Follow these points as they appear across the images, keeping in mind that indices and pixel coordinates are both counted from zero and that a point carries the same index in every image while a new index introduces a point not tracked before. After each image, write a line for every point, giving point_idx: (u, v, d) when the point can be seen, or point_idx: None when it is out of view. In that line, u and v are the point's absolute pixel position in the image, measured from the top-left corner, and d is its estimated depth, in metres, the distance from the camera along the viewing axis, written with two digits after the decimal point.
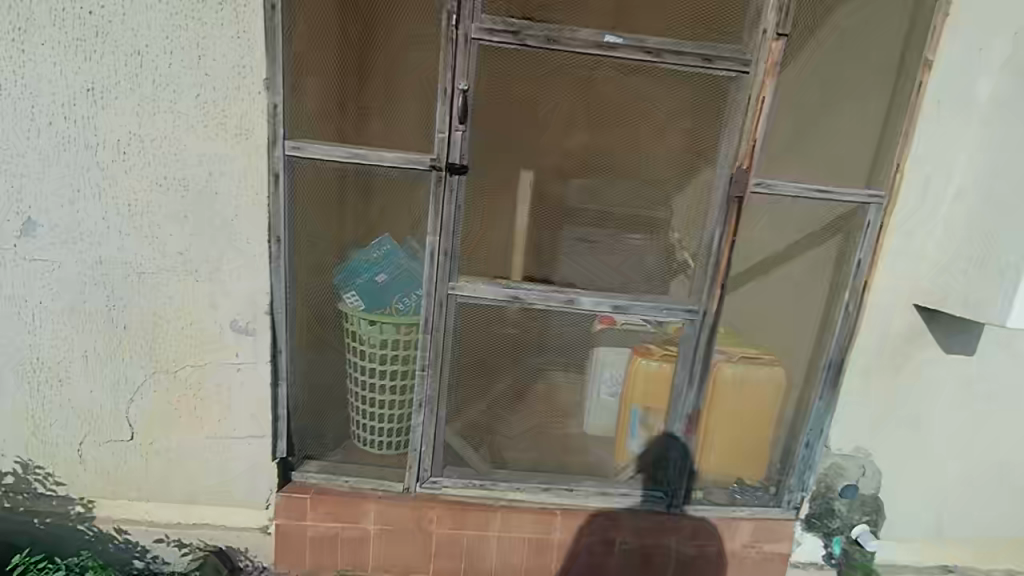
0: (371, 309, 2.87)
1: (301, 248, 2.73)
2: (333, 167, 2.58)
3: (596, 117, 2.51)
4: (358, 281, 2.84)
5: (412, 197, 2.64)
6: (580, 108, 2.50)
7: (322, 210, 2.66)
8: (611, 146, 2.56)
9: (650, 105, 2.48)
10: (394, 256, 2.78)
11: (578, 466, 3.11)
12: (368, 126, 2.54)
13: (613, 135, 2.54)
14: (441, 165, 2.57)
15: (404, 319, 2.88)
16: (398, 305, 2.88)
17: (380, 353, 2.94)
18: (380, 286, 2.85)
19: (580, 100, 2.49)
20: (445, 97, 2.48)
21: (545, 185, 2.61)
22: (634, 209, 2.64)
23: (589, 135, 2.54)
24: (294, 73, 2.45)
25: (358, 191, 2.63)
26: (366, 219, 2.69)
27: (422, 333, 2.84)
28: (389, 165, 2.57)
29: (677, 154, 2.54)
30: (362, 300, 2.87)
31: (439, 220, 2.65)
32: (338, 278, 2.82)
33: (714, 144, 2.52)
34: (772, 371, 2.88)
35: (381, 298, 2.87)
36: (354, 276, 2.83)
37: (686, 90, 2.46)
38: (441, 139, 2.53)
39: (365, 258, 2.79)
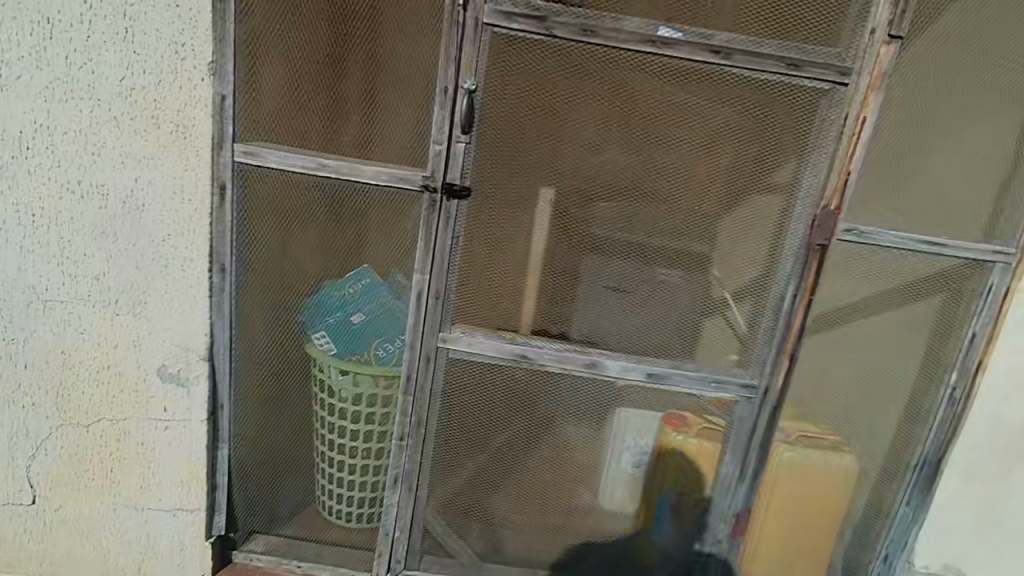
0: (344, 355, 2.31)
1: (252, 279, 2.14)
2: (297, 181, 2.01)
3: (638, 136, 1.95)
4: (329, 321, 2.28)
5: (397, 224, 2.06)
6: (617, 123, 1.94)
7: (282, 233, 2.09)
8: (655, 173, 1.98)
9: (714, 121, 1.91)
10: (374, 292, 2.19)
11: (588, 566, 2.49)
12: (343, 131, 1.97)
13: (658, 159, 1.97)
14: (436, 185, 1.99)
15: (383, 370, 2.33)
16: (378, 350, 2.33)
17: (353, 409, 2.37)
18: (357, 328, 2.30)
19: (618, 114, 1.93)
20: (445, 98, 1.91)
21: (568, 218, 2.04)
22: (682, 254, 2.06)
23: (627, 157, 1.97)
24: (247, 55, 1.89)
25: (328, 211, 2.05)
26: (338, 248, 2.11)
27: (404, 391, 2.24)
28: (368, 182, 1.99)
29: (739, 188, 1.97)
30: (334, 344, 2.31)
31: (430, 255, 2.07)
32: (301, 316, 2.24)
33: (793, 176, 1.95)
34: (842, 460, 2.28)
35: (357, 343, 2.32)
36: (322, 315, 2.26)
37: (763, 102, 1.89)
38: (438, 152, 1.96)
39: (338, 293, 2.21)
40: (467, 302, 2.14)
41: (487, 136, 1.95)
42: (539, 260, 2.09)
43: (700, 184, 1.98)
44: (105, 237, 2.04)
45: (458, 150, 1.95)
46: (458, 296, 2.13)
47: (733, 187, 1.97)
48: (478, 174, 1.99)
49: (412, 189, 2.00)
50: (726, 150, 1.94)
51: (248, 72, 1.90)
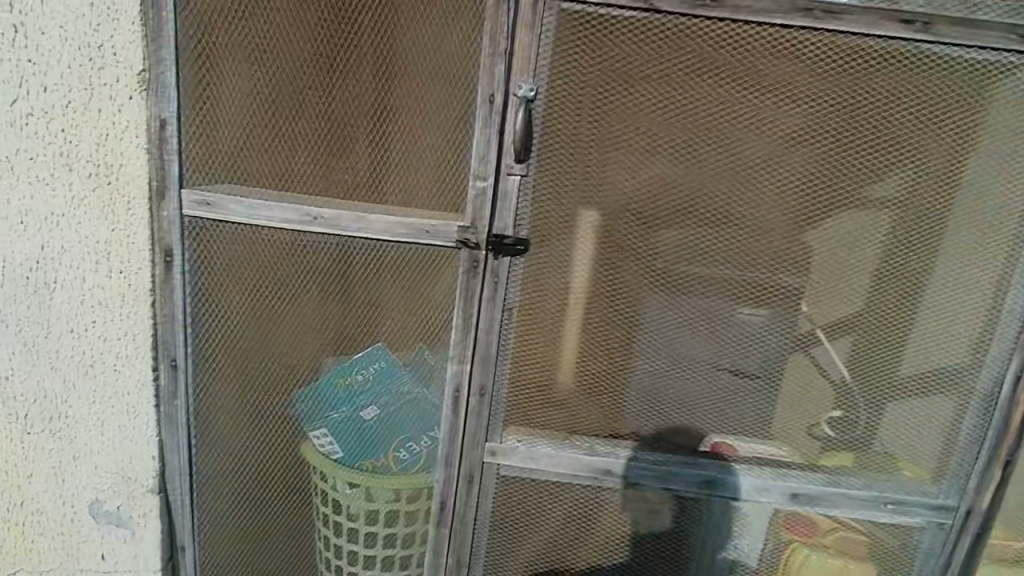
0: (354, 463, 1.57)
1: (219, 375, 1.49)
2: (277, 239, 1.36)
3: (776, 156, 1.32)
4: (332, 417, 1.56)
5: (422, 293, 1.43)
6: (747, 137, 1.31)
7: (257, 309, 1.43)
8: (800, 209, 1.35)
9: (881, 123, 1.30)
10: (393, 377, 1.53)
11: None
12: (342, 165, 1.34)
13: (806, 188, 1.34)
14: (478, 237, 1.37)
15: (412, 483, 1.58)
16: (398, 451, 1.58)
17: (368, 538, 1.62)
18: (371, 427, 1.56)
19: (748, 124, 1.31)
20: (491, 109, 1.29)
21: (670, 278, 1.41)
22: (845, 324, 1.41)
23: (761, 187, 1.34)
24: (195, 57, 1.27)
25: (323, 278, 1.40)
26: (339, 329, 1.47)
27: (439, 513, 1.59)
28: (381, 236, 1.36)
29: (916, 229, 1.36)
30: (340, 447, 1.58)
31: (471, 337, 1.45)
32: (295, 411, 1.54)
33: (1002, 200, 1.33)
34: None
35: (373, 446, 1.58)
36: (323, 408, 1.55)
37: (955, 91, 1.28)
38: (482, 191, 1.34)
39: (343, 381, 1.53)
40: (524, 397, 1.51)
41: (552, 165, 1.33)
42: (631, 338, 1.44)
43: (867, 223, 1.35)
44: (4, 327, 1.42)
45: (510, 185, 1.34)
46: (510, 390, 1.51)
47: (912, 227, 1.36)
48: (539, 219, 1.36)
49: (445, 244, 1.37)
50: (906, 173, 1.33)
51: (198, 82, 1.28)
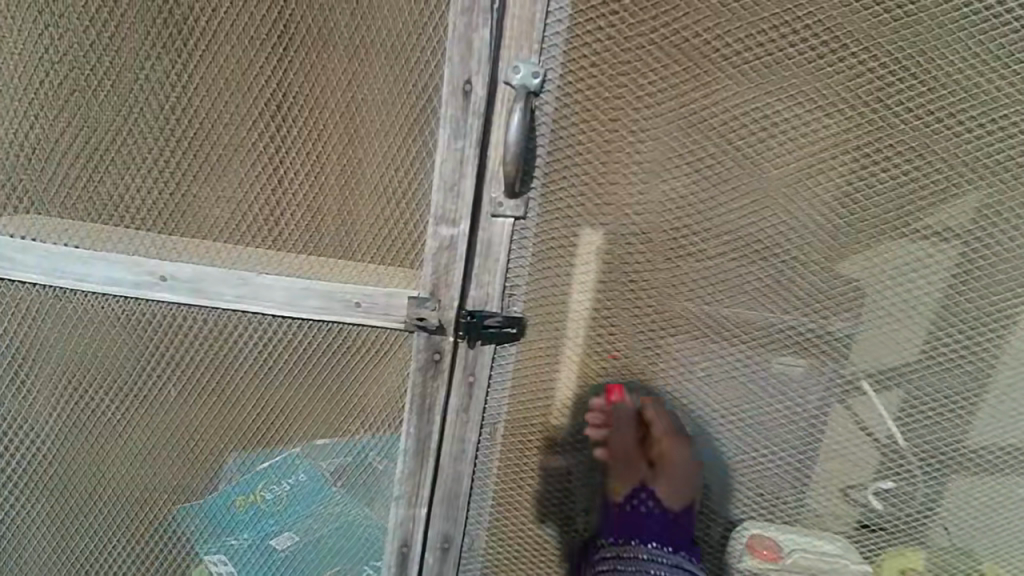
0: None
1: (24, 513, 0.94)
2: (104, 311, 0.81)
3: (943, 203, 0.78)
4: (228, 544, 0.98)
5: (351, 394, 0.89)
6: (895, 170, 0.78)
7: (81, 416, 0.88)
8: (981, 289, 0.81)
9: None
10: (323, 496, 0.95)
11: None
12: (209, 193, 0.78)
13: (994, 255, 0.80)
14: (442, 314, 0.83)
15: None
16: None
17: None
18: (291, 556, 0.99)
19: (898, 148, 0.77)
20: (465, 104, 0.76)
21: (752, 386, 0.88)
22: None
23: (924, 251, 0.80)
24: None
25: (188, 370, 0.86)
26: (216, 450, 0.92)
27: None
28: (278, 310, 0.82)
29: None
30: None
31: (429, 467, 0.92)
32: (184, 528, 0.96)
33: None
34: None
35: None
36: (222, 529, 0.96)
37: None
38: (452, 241, 0.80)
39: (244, 498, 0.94)
40: (510, 555, 0.98)
41: (565, 204, 0.80)
42: (678, 472, 0.92)
43: None
44: None
45: (496, 233, 0.81)
46: (489, 545, 0.97)
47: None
48: (545, 288, 0.84)
49: (386, 324, 0.84)
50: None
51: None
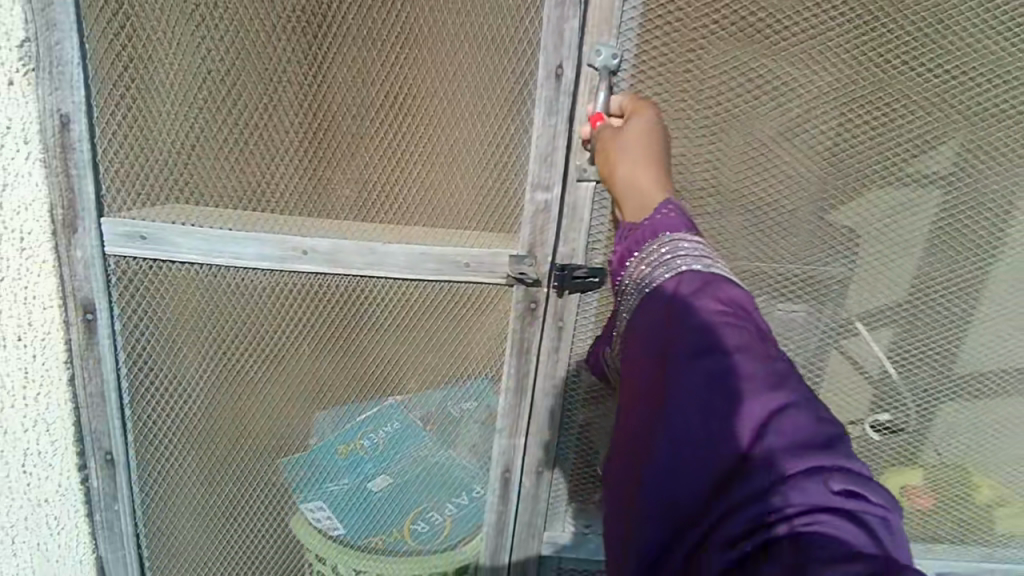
0: (360, 538, 1.16)
1: (175, 466, 1.07)
2: (252, 283, 0.94)
3: (959, 148, 0.94)
4: (328, 490, 1.14)
5: (456, 342, 1.04)
6: (919, 121, 0.93)
7: (227, 377, 1.02)
8: (980, 222, 0.98)
9: None
10: (415, 437, 1.11)
11: None
12: (340, 176, 0.90)
13: (990, 193, 0.96)
14: (538, 269, 0.98)
15: (438, 554, 1.18)
16: (413, 523, 1.17)
17: None
18: (381, 496, 1.15)
19: (922, 103, 0.92)
20: (557, 86, 0.89)
21: (792, 316, 1.05)
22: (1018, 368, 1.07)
23: (943, 191, 0.96)
24: (108, 16, 0.80)
25: (319, 331, 1.00)
26: (340, 398, 1.07)
27: None
28: (400, 273, 0.96)
29: None
30: (340, 523, 1.16)
31: (527, 402, 1.07)
32: (293, 476, 1.12)
33: None
34: None
35: (384, 516, 1.16)
36: (323, 475, 1.13)
37: None
38: (545, 204, 0.94)
39: (343, 446, 1.11)
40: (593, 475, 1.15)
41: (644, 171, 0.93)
42: None
43: None
44: None
45: (585, 197, 0.94)
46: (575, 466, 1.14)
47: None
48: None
49: (491, 280, 0.98)
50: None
51: (101, 52, 0.81)
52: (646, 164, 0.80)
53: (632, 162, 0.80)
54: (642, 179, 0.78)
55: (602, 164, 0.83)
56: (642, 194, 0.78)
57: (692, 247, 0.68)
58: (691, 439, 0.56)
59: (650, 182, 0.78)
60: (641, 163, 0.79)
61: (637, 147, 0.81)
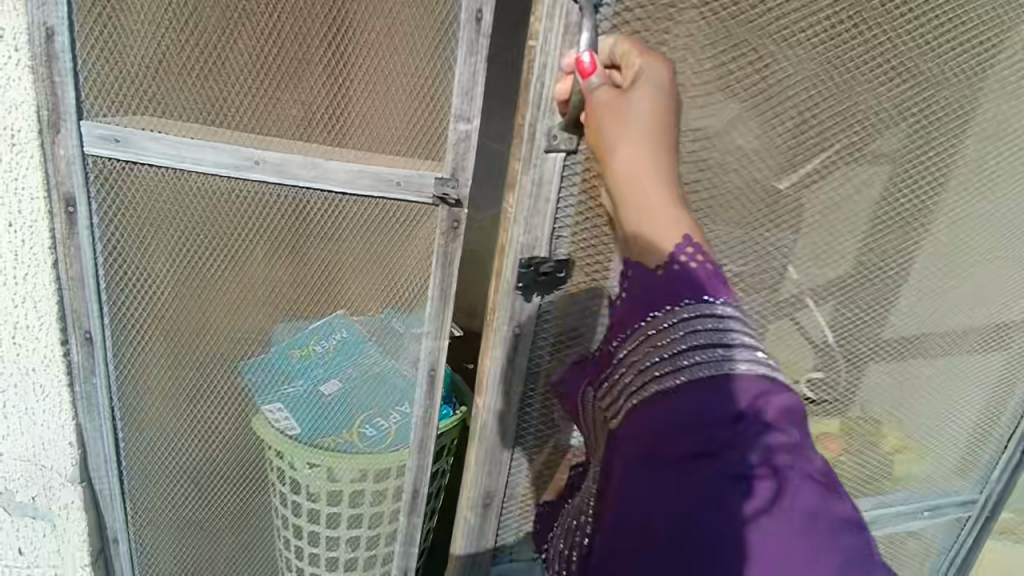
0: (309, 434, 1.39)
1: (146, 348, 1.25)
2: (212, 190, 1.10)
3: (880, 133, 1.15)
4: (286, 391, 1.36)
5: (390, 255, 1.20)
6: (854, 107, 1.12)
7: (190, 273, 1.19)
8: (814, 151, 1.14)
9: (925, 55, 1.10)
10: (357, 348, 1.32)
11: None
12: (288, 97, 1.05)
13: (831, 118, 1.12)
14: (460, 191, 1.14)
15: (376, 451, 1.43)
16: (362, 425, 1.42)
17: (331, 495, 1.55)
18: (328, 400, 1.37)
19: (858, 92, 1.11)
20: (538, 45, 1.01)
21: None
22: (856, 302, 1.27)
23: (799, 116, 1.12)
24: None
25: (271, 237, 1.17)
26: (289, 297, 1.24)
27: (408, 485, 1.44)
28: (339, 188, 1.11)
29: (907, 193, 1.20)
30: (297, 419, 1.40)
31: (450, 308, 1.25)
32: (249, 370, 1.31)
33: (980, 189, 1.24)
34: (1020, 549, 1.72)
35: (332, 416, 1.40)
36: (278, 378, 1.33)
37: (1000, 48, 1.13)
38: (466, 134, 1.09)
39: (297, 353, 1.30)
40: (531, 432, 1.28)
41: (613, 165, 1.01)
42: None
43: (873, 184, 1.18)
44: None
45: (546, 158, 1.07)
46: (519, 426, 1.27)
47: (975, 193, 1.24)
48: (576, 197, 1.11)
49: (419, 199, 1.14)
50: (985, 136, 1.19)
51: None
52: (653, 163, 0.90)
53: (626, 149, 0.91)
54: (643, 175, 0.89)
55: (592, 136, 0.97)
56: (645, 202, 0.88)
57: (710, 330, 0.79)
58: (739, 536, 0.66)
59: (645, 182, 0.89)
60: (641, 173, 0.89)
61: (634, 126, 0.92)
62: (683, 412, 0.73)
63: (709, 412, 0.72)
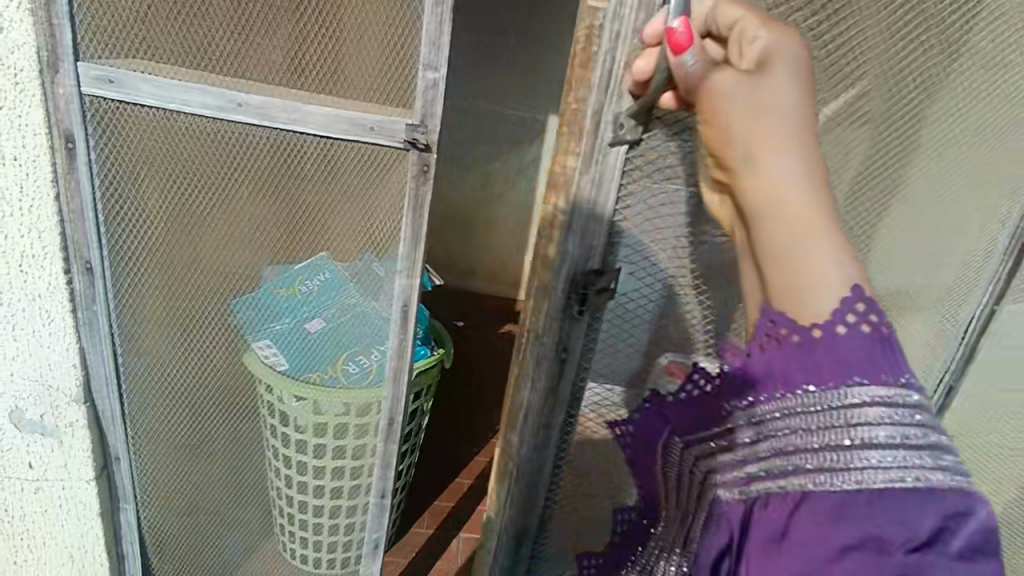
0: (295, 366, 1.57)
1: (142, 279, 1.35)
2: (201, 131, 1.20)
3: (883, 62, 0.97)
4: (274, 329, 1.50)
5: (365, 197, 1.30)
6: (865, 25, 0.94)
7: (182, 209, 1.29)
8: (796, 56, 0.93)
9: None
10: (338, 290, 1.43)
11: None
12: (267, 43, 1.14)
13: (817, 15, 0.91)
14: (429, 137, 1.22)
15: (356, 387, 1.59)
16: (345, 363, 1.56)
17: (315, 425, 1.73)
18: (312, 338, 1.53)
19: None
20: (612, 10, 0.87)
21: None
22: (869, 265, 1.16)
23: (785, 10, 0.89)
24: None
25: (256, 178, 1.26)
26: (273, 234, 1.34)
27: (381, 420, 1.56)
28: (316, 132, 1.21)
29: (883, 123, 1.02)
30: (284, 355, 1.55)
31: (420, 249, 1.34)
32: (239, 303, 1.42)
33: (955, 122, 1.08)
34: None
35: (315, 353, 1.56)
36: (267, 316, 1.46)
37: None
38: (434, 83, 1.18)
39: (283, 292, 1.42)
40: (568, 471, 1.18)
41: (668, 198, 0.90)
42: None
43: (852, 111, 0.99)
44: None
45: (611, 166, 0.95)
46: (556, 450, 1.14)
47: (960, 145, 1.12)
48: (645, 204, 0.99)
49: (391, 143, 1.23)
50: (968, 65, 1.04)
51: None
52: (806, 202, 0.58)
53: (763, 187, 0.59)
54: (787, 224, 0.59)
55: (713, 130, 0.62)
56: (785, 259, 0.59)
57: (880, 405, 0.57)
58: None
59: (791, 237, 0.59)
60: (793, 224, 0.58)
61: (779, 148, 0.58)
62: (821, 510, 0.56)
63: (874, 516, 0.53)
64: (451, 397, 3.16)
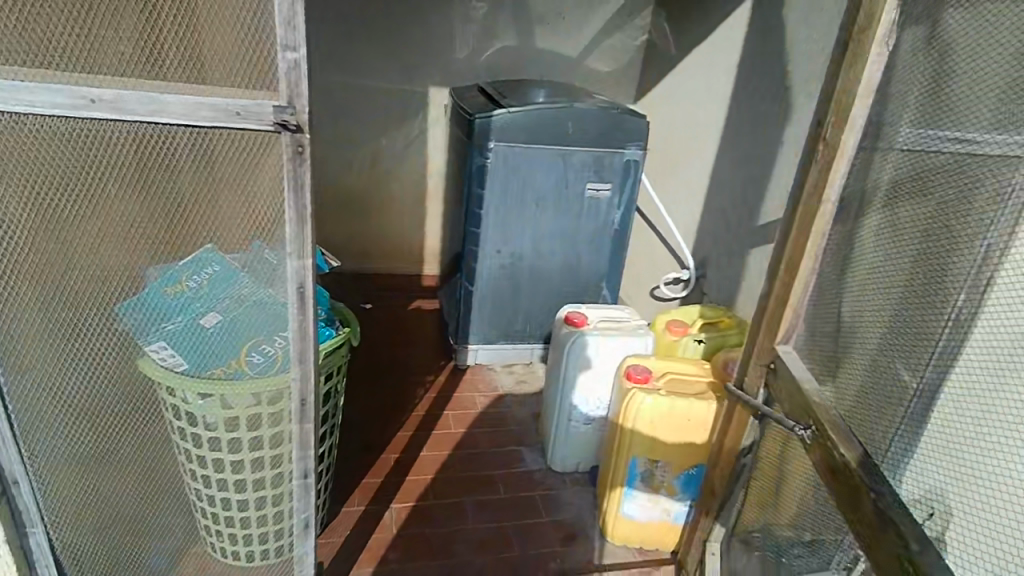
0: (195, 364, 1.58)
1: (16, 291, 1.31)
2: (57, 133, 1.18)
3: None
4: (168, 329, 1.49)
5: (244, 182, 1.31)
6: None
7: (49, 214, 1.25)
8: None
9: None
10: (230, 281, 1.44)
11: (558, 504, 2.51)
12: (112, 35, 1.13)
13: None
14: (299, 117, 1.26)
15: (264, 376, 1.59)
16: (250, 354, 1.56)
17: (228, 418, 1.75)
18: (209, 333, 1.53)
19: None
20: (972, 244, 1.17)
21: None
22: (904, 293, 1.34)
23: None
24: None
25: (125, 174, 1.25)
26: (151, 228, 1.33)
27: (292, 404, 1.58)
28: (180, 121, 1.22)
29: None
30: (183, 355, 1.56)
31: (308, 228, 1.37)
32: (126, 305, 1.40)
33: None
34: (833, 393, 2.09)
35: (214, 348, 1.57)
36: (156, 315, 1.45)
37: None
38: (296, 63, 1.21)
39: (172, 289, 1.42)
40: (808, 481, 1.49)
41: (847, 283, 1.52)
42: None
43: None
44: None
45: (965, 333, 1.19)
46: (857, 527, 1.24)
47: None
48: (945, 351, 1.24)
49: (260, 126, 1.26)
50: None
51: None
52: None
53: None
54: None
55: None
56: None
57: None
58: None
59: None
60: None
61: None
62: None
63: None
64: (369, 379, 3.20)
